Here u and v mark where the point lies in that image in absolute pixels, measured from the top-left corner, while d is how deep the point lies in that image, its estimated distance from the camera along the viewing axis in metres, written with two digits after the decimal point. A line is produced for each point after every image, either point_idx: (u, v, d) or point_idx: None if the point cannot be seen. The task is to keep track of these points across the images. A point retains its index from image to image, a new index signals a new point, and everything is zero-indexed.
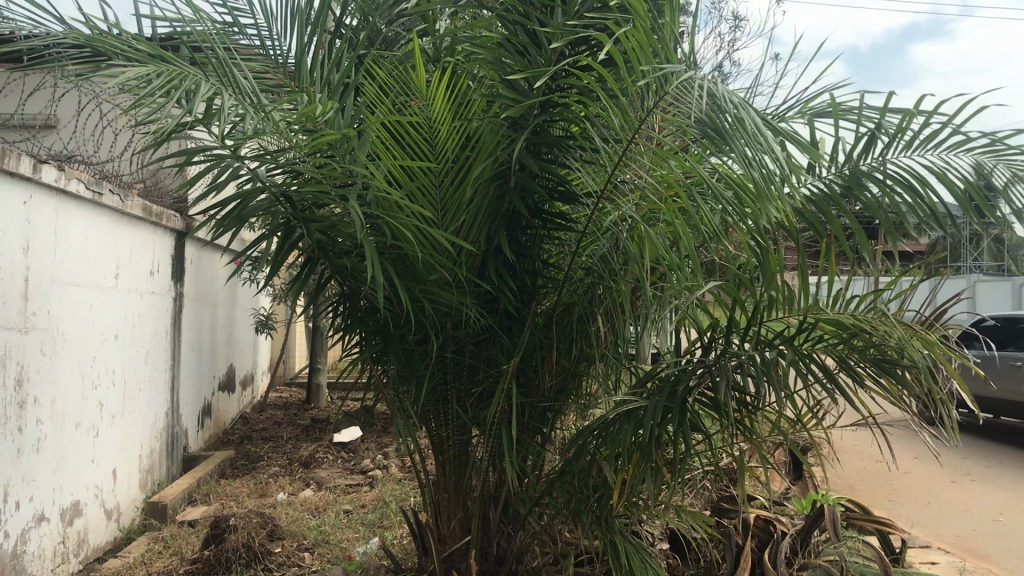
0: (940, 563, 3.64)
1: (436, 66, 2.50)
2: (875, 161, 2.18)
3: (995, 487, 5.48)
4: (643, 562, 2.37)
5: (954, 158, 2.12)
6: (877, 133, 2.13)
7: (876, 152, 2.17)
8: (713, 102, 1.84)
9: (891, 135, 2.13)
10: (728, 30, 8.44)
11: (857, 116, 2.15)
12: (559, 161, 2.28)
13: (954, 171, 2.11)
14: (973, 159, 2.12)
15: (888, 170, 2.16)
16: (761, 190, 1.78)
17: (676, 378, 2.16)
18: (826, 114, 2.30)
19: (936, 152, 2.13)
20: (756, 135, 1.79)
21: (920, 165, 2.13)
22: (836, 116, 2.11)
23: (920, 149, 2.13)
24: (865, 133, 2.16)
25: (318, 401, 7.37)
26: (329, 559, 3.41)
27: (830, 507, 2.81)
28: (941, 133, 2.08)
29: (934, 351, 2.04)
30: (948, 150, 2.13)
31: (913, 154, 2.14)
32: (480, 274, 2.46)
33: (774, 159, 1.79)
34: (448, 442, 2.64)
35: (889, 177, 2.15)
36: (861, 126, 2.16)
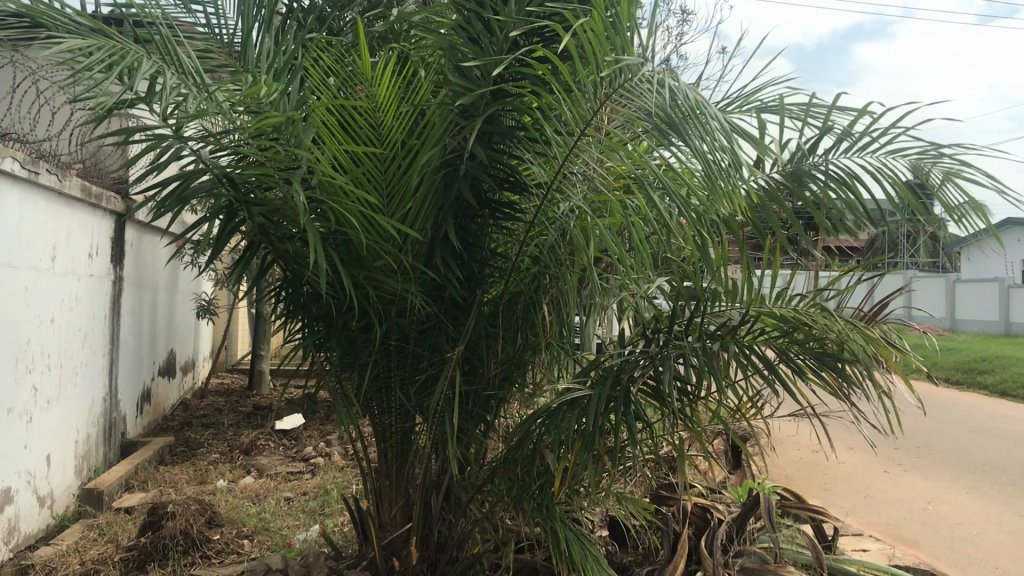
0: (871, 551, 3.73)
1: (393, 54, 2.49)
2: (818, 160, 2.28)
3: (924, 477, 5.65)
4: (584, 550, 2.38)
5: (891, 159, 2.22)
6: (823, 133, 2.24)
7: (821, 151, 2.27)
8: (671, 95, 1.89)
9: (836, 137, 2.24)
10: (676, 24, 8.53)
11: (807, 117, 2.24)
12: (510, 153, 2.28)
13: (890, 170, 2.21)
14: (909, 162, 2.24)
15: (829, 169, 2.26)
16: (715, 187, 1.83)
17: (620, 368, 2.18)
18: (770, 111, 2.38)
19: (874, 154, 2.23)
20: (709, 131, 1.84)
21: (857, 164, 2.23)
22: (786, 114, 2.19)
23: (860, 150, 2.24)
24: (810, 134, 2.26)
25: (260, 388, 7.27)
26: (268, 546, 3.38)
27: (766, 495, 2.80)
28: (882, 141, 2.18)
29: (879, 347, 2.08)
30: (887, 153, 2.23)
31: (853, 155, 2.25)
32: (427, 262, 2.45)
33: (729, 156, 1.84)
34: (391, 430, 2.61)
35: (830, 176, 2.24)
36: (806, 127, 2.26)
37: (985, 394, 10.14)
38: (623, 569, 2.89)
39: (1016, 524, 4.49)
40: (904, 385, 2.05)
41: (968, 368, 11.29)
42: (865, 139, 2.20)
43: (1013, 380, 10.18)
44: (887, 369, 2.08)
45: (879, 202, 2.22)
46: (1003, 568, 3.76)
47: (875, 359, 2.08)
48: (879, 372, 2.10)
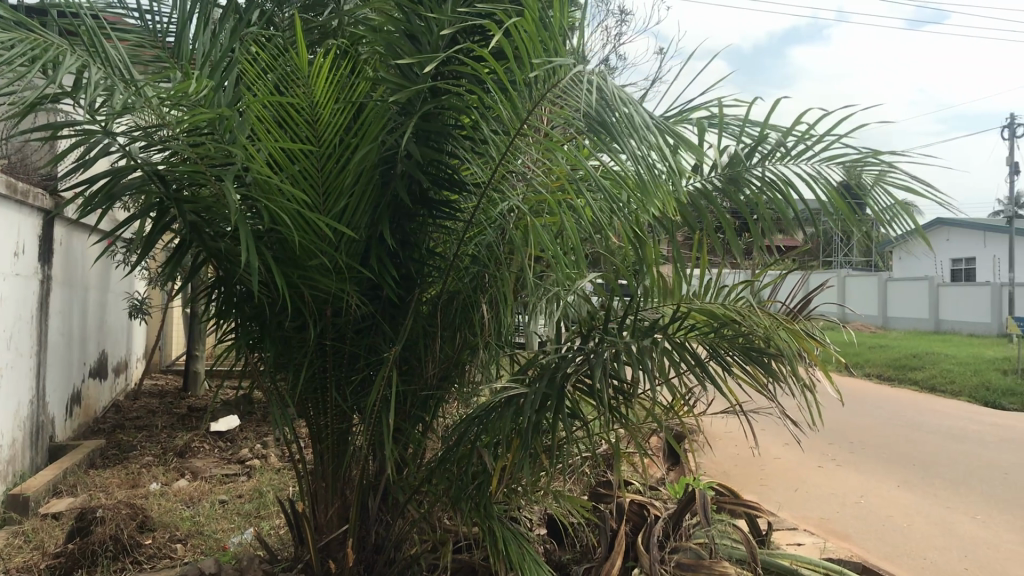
0: (805, 544, 3.80)
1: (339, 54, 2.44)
2: (757, 169, 2.33)
3: (855, 471, 5.78)
4: (521, 549, 2.38)
5: (826, 168, 2.30)
6: (759, 143, 2.31)
7: (759, 160, 2.33)
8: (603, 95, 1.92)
9: (771, 146, 2.31)
10: (614, 24, 8.60)
11: (741, 129, 2.32)
12: (448, 151, 2.26)
13: (824, 177, 2.27)
14: (843, 168, 2.30)
15: (766, 176, 2.31)
16: (647, 186, 1.86)
17: (556, 365, 2.19)
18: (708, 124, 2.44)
19: (809, 162, 2.30)
20: (641, 129, 1.86)
21: (793, 172, 2.29)
22: (721, 123, 2.26)
23: (796, 158, 2.31)
24: (745, 144, 2.33)
25: (195, 390, 7.14)
26: (202, 550, 3.32)
27: (702, 491, 2.84)
28: (816, 147, 2.24)
29: (800, 341, 2.18)
30: (821, 162, 2.30)
31: (790, 162, 2.31)
32: (363, 261, 2.42)
33: (660, 156, 1.87)
34: (327, 431, 2.58)
35: (766, 182, 2.29)
36: (741, 138, 2.33)
37: (914, 390, 10.41)
38: (561, 567, 2.90)
39: (942, 516, 4.62)
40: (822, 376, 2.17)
41: (899, 364, 11.59)
42: (799, 147, 2.28)
43: (941, 376, 10.48)
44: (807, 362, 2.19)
45: (810, 203, 2.28)
46: (930, 559, 3.86)
47: (797, 353, 2.18)
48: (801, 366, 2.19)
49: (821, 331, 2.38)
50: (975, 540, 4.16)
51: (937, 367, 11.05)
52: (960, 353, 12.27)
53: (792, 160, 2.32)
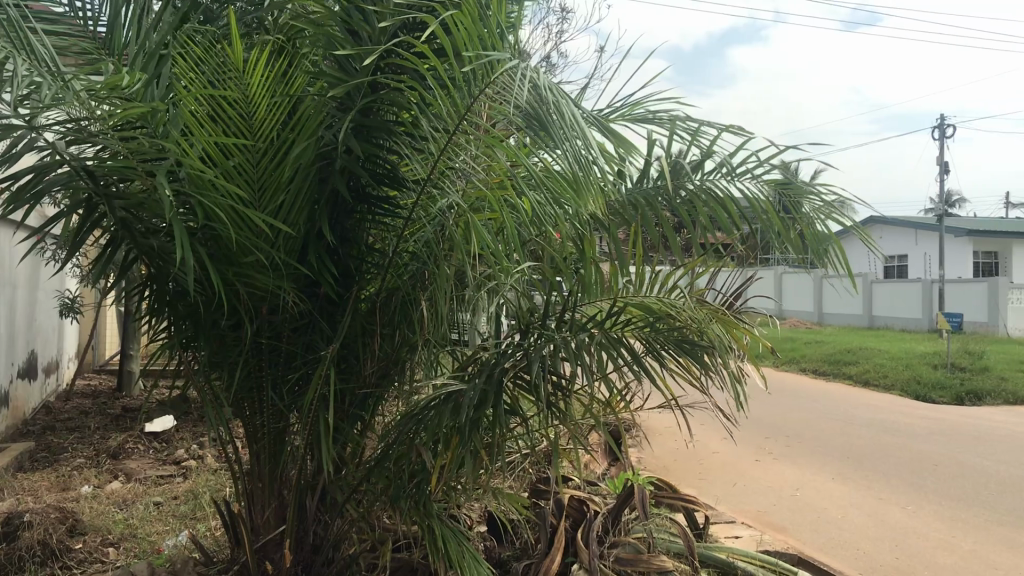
0: (742, 537, 3.86)
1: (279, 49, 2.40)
2: (700, 180, 2.36)
3: (792, 464, 5.89)
4: (460, 546, 2.38)
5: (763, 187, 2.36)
6: (704, 155, 2.34)
7: (704, 172, 2.36)
8: (541, 92, 1.94)
9: (717, 162, 2.34)
10: (555, 22, 8.63)
11: (690, 138, 2.34)
12: (388, 147, 2.24)
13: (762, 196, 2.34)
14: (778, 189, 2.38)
15: (708, 190, 2.34)
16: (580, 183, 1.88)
17: (494, 361, 2.18)
18: (655, 124, 2.46)
19: (751, 181, 2.35)
20: (573, 125, 1.90)
21: (733, 190, 2.33)
22: (671, 129, 2.29)
23: (738, 176, 2.34)
24: (693, 151, 2.35)
25: (130, 390, 6.98)
26: (135, 554, 3.24)
27: (641, 485, 2.86)
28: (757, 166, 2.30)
29: (731, 331, 2.28)
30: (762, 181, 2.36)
31: (734, 181, 2.34)
32: (300, 257, 2.38)
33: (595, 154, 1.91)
34: (262, 431, 2.54)
35: (706, 194, 2.34)
36: (691, 144, 2.36)
37: (848, 384, 10.65)
38: (501, 564, 2.90)
39: (875, 507, 4.72)
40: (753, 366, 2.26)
41: (834, 359, 11.84)
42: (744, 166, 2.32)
43: (874, 370, 10.73)
44: (737, 351, 2.28)
45: (742, 205, 2.35)
46: (863, 549, 3.95)
47: (730, 343, 2.27)
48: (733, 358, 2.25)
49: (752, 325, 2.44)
50: (906, 531, 4.26)
51: (876, 361, 11.27)
52: (892, 348, 12.57)
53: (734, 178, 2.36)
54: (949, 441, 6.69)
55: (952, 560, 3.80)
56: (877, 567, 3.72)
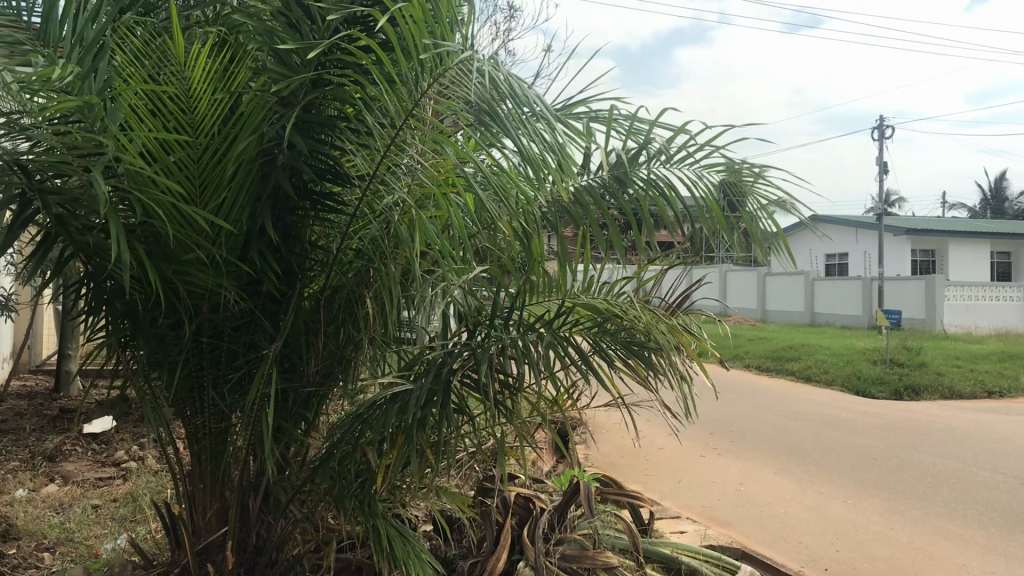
0: (688, 532, 3.91)
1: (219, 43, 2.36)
2: (644, 172, 2.39)
3: (736, 459, 5.98)
4: (406, 546, 2.37)
5: (705, 173, 2.39)
6: (645, 147, 2.36)
7: (646, 164, 2.39)
8: (490, 89, 1.95)
9: (657, 152, 2.37)
10: (503, 19, 8.62)
11: (629, 130, 2.36)
12: (332, 144, 2.20)
13: (705, 183, 2.38)
14: (720, 176, 2.41)
15: (652, 181, 2.37)
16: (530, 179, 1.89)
17: (441, 361, 2.18)
18: (596, 120, 2.47)
19: (692, 168, 2.39)
20: (521, 122, 1.91)
21: (675, 177, 2.37)
22: (611, 122, 2.30)
23: (679, 163, 2.38)
24: (632, 145, 2.37)
25: (68, 391, 6.82)
26: (71, 558, 3.17)
27: (587, 482, 2.88)
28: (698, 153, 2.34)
29: (678, 336, 2.23)
30: (702, 167, 2.40)
31: (674, 167, 2.38)
32: (242, 255, 2.34)
33: (543, 149, 1.92)
34: (204, 431, 2.50)
35: (651, 186, 2.35)
36: (629, 138, 2.37)
37: (790, 380, 10.84)
38: (447, 563, 2.89)
39: (817, 501, 4.81)
40: (700, 369, 2.22)
41: (777, 356, 12.04)
42: (684, 153, 2.36)
43: (815, 366, 10.94)
44: (685, 356, 2.24)
45: (687, 203, 2.38)
46: (804, 543, 4.02)
47: (676, 348, 2.23)
48: (679, 359, 2.24)
49: (698, 326, 2.45)
50: (846, 523, 4.35)
51: (813, 358, 11.51)
52: (833, 344, 12.83)
53: (674, 165, 2.40)
54: (887, 435, 6.85)
55: (890, 551, 3.89)
56: (818, 559, 3.79)
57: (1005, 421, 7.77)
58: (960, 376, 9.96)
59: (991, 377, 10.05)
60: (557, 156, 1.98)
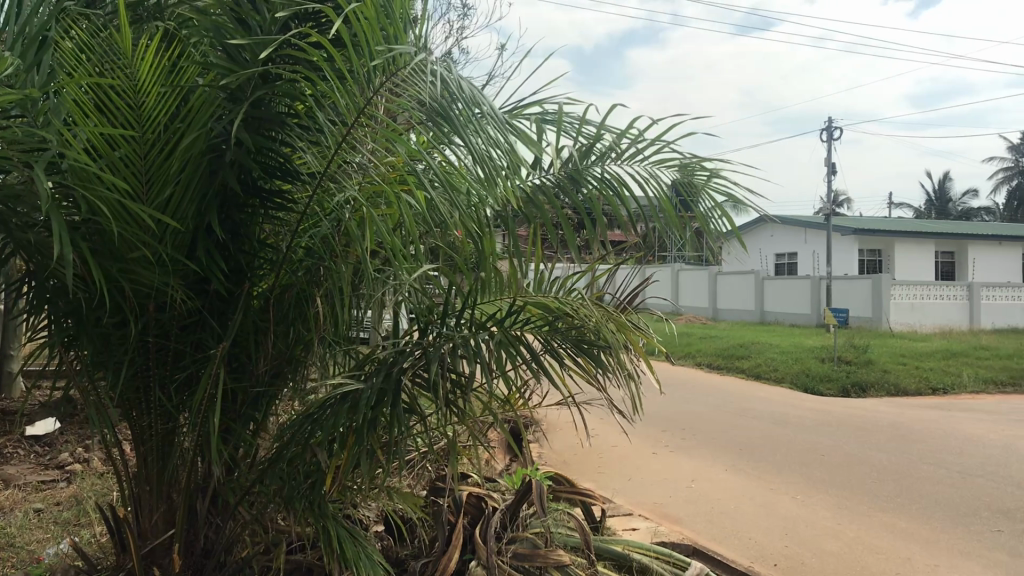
0: (640, 529, 3.93)
1: (166, 38, 2.32)
2: (595, 170, 2.41)
3: (687, 456, 6.04)
4: (356, 546, 2.35)
5: (656, 170, 2.42)
6: (596, 145, 2.38)
7: (598, 162, 2.40)
8: (443, 90, 1.95)
9: (608, 150, 2.39)
10: (457, 18, 8.61)
11: (579, 130, 2.38)
12: (281, 141, 2.18)
13: (656, 180, 2.41)
14: (670, 172, 2.44)
15: (603, 180, 2.39)
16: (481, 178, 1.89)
17: (392, 361, 2.17)
18: (547, 120, 2.49)
19: (642, 164, 2.41)
20: (474, 122, 1.92)
21: (625, 173, 2.39)
22: (561, 121, 2.31)
23: (629, 160, 2.41)
24: (583, 144, 2.39)
25: (10, 393, 6.66)
26: (12, 564, 3.09)
27: (538, 481, 2.89)
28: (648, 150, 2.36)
29: (626, 333, 2.28)
30: (653, 164, 2.42)
31: (624, 163, 2.41)
32: (189, 254, 2.30)
33: (495, 148, 1.93)
34: (150, 432, 2.45)
35: (603, 185, 2.37)
36: (579, 137, 2.39)
37: (741, 378, 10.97)
38: (399, 563, 2.88)
39: (766, 497, 4.88)
40: (647, 366, 2.27)
41: (728, 354, 12.18)
42: (633, 149, 2.38)
43: (765, 364, 11.09)
44: (633, 353, 2.28)
45: (639, 202, 2.39)
46: (753, 538, 4.07)
47: (623, 345, 2.27)
48: (627, 356, 2.27)
49: (647, 324, 2.48)
50: (794, 519, 4.42)
51: (763, 356, 11.67)
52: (783, 342, 13.02)
53: (624, 161, 2.42)
54: (834, 432, 6.97)
55: (837, 546, 3.95)
56: (768, 554, 3.84)
57: (948, 417, 7.95)
58: (905, 374, 10.16)
59: (935, 374, 10.27)
60: (509, 155, 1.98)
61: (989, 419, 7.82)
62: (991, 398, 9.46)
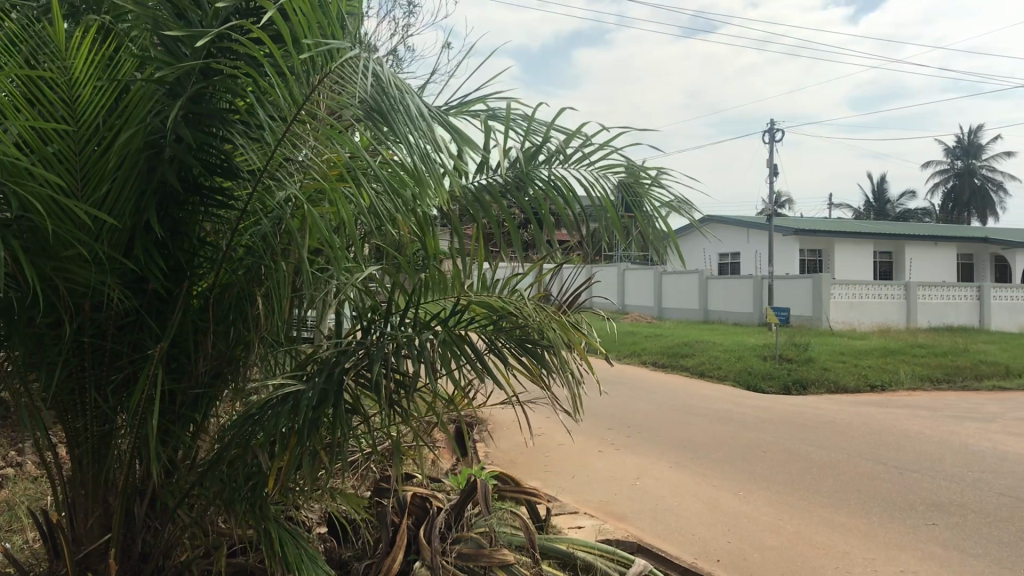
0: (585, 527, 3.95)
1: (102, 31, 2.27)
2: (539, 171, 2.41)
3: (632, 453, 6.09)
4: (298, 549, 2.32)
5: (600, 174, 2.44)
6: (540, 147, 2.39)
7: (542, 163, 2.41)
8: (380, 87, 1.93)
9: (553, 152, 2.40)
10: (402, 15, 8.56)
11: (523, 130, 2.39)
12: (221, 138, 2.15)
13: (600, 183, 2.42)
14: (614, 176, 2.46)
15: (547, 181, 2.39)
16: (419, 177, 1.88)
17: (335, 361, 2.16)
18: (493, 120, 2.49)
19: (587, 168, 2.43)
20: (411, 122, 1.90)
21: (570, 176, 2.40)
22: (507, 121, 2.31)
23: (573, 163, 2.42)
24: (528, 144, 2.40)
25: None
26: None
27: (483, 481, 2.89)
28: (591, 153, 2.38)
29: (568, 335, 2.26)
30: (597, 168, 2.44)
31: (568, 166, 2.42)
32: (126, 252, 2.25)
33: (435, 148, 1.92)
34: (85, 435, 2.39)
35: (547, 185, 2.38)
36: (524, 138, 2.40)
37: (685, 376, 11.10)
38: (342, 565, 2.85)
39: (709, 494, 4.94)
40: (589, 366, 2.26)
41: (672, 352, 12.30)
42: (578, 153, 2.40)
43: (709, 363, 11.23)
44: (575, 353, 2.28)
45: (583, 203, 2.41)
46: (696, 535, 4.12)
47: (565, 345, 2.27)
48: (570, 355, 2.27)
49: (590, 324, 2.49)
50: (737, 515, 4.48)
51: (707, 354, 11.81)
52: (726, 340, 13.19)
53: (569, 164, 2.43)
54: (776, 429, 7.08)
55: (779, 541, 4.02)
56: (711, 550, 3.89)
57: (886, 413, 8.12)
58: (844, 371, 10.37)
59: (873, 371, 10.50)
60: (450, 154, 1.98)
61: (925, 415, 8.01)
62: (926, 395, 9.70)
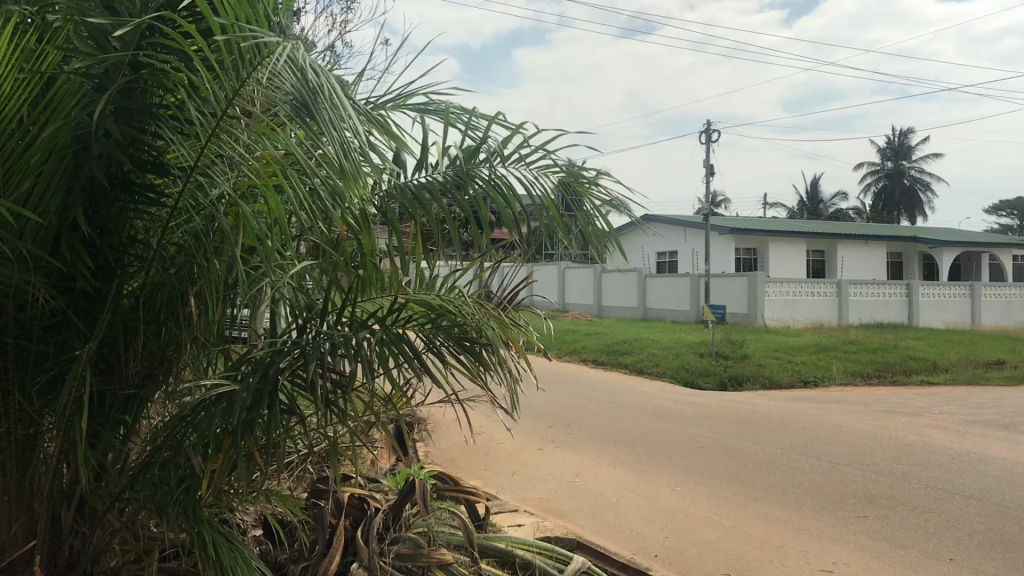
0: (525, 526, 3.96)
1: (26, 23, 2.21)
2: (476, 170, 2.42)
3: (572, 451, 6.11)
4: (232, 552, 2.27)
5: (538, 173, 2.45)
6: (478, 146, 2.40)
7: (480, 162, 2.41)
8: (303, 81, 1.87)
9: (490, 151, 2.40)
10: (340, 12, 8.47)
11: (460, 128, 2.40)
12: (151, 133, 2.10)
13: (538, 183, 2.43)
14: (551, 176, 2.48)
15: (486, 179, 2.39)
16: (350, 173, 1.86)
17: (269, 360, 2.13)
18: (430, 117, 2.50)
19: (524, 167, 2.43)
20: (338, 119, 1.86)
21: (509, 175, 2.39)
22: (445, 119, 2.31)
23: (510, 162, 2.43)
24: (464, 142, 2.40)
25: None
26: None
27: (422, 480, 2.88)
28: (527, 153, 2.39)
29: (505, 330, 2.29)
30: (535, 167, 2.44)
31: (506, 165, 2.43)
32: (52, 250, 2.19)
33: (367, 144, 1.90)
34: (9, 439, 2.32)
35: (485, 184, 2.37)
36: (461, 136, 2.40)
37: (624, 373, 11.19)
38: (278, 567, 2.82)
39: (648, 490, 4.99)
40: (526, 363, 2.29)
41: (612, 350, 12.39)
42: (515, 152, 2.40)
43: (647, 360, 11.34)
44: (511, 351, 2.30)
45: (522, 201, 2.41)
46: (635, 530, 4.16)
47: (503, 342, 2.28)
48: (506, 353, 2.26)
49: (525, 320, 2.51)
50: (675, 510, 4.53)
51: (645, 352, 11.92)
52: (664, 338, 13.34)
53: (507, 163, 2.43)
54: (713, 425, 7.18)
55: (716, 536, 4.07)
56: (648, 546, 3.93)
57: (819, 409, 8.30)
58: (778, 368, 10.56)
59: (807, 367, 10.71)
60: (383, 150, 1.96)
61: (856, 410, 8.20)
62: (858, 390, 9.93)
